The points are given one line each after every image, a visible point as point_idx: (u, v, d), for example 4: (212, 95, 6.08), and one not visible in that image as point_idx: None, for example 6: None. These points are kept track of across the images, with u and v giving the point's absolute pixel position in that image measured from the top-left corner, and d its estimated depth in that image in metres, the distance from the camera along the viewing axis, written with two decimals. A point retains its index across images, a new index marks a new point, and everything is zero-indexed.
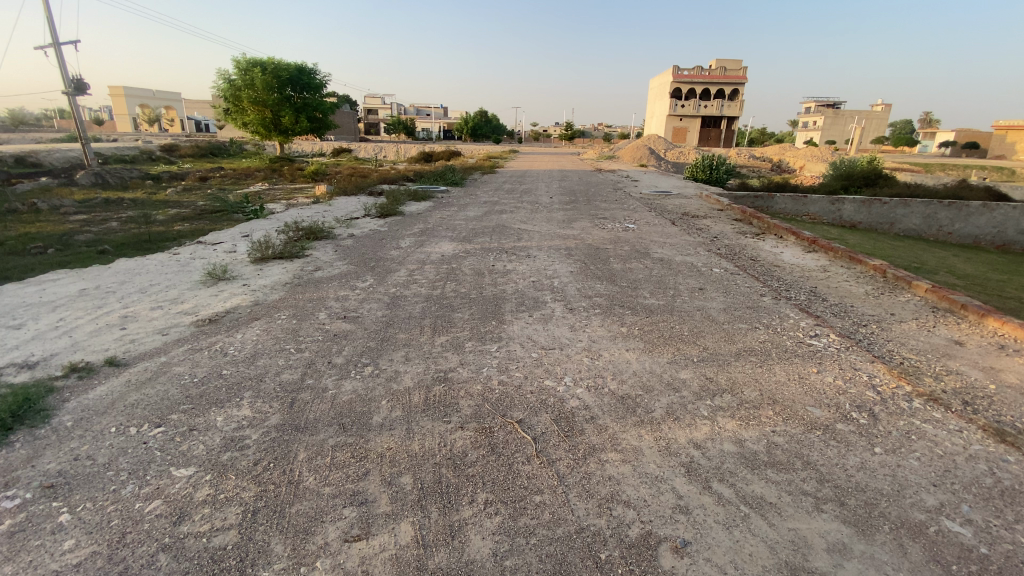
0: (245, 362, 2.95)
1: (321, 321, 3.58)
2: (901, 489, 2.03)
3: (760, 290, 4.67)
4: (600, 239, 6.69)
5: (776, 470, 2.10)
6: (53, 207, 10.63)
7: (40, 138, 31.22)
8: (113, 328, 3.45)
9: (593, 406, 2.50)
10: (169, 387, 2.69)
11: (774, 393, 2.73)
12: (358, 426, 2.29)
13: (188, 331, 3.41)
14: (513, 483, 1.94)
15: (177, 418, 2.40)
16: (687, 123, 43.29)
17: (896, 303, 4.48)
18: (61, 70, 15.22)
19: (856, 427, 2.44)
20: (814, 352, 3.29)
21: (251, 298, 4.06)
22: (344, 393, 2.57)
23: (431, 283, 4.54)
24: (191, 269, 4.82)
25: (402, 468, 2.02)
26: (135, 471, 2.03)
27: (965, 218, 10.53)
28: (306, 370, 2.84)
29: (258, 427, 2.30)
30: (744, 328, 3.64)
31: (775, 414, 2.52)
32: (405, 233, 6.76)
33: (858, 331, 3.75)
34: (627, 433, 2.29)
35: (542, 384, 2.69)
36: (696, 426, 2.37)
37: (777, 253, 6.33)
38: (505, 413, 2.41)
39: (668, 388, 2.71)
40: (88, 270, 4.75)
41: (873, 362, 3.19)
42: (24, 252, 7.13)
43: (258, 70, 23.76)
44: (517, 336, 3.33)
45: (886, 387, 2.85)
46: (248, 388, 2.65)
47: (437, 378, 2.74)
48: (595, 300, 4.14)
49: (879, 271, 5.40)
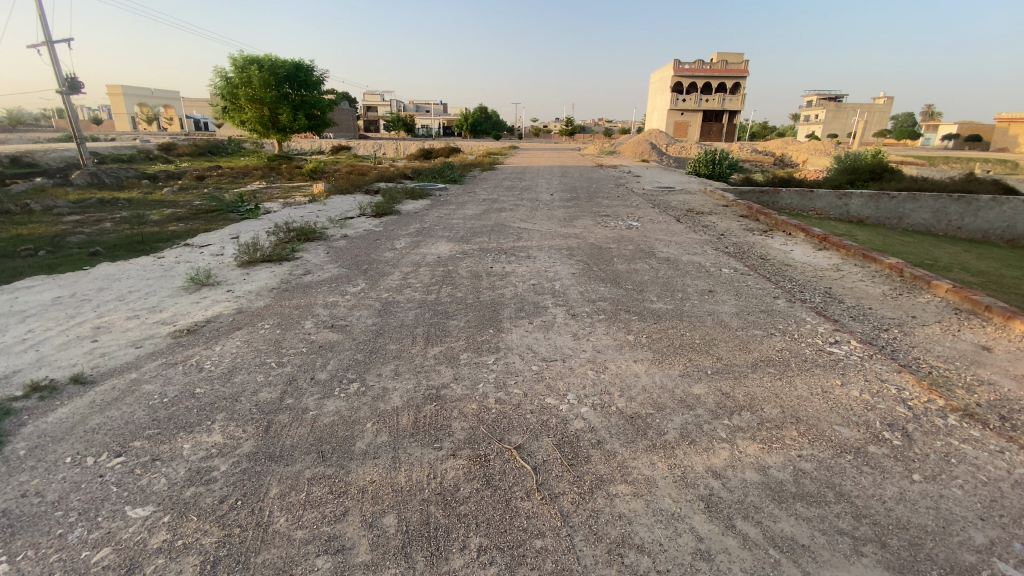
0: (221, 379, 2.72)
1: (306, 331, 3.34)
2: (947, 524, 1.79)
3: (773, 291, 4.43)
4: (603, 238, 6.44)
5: (807, 504, 1.86)
6: (46, 207, 10.42)
7: (39, 137, 31.27)
8: (84, 341, 3.22)
9: (600, 428, 2.27)
10: (135, 408, 2.46)
11: (796, 410, 2.49)
12: (338, 455, 2.07)
13: (163, 344, 3.18)
14: (511, 524, 1.71)
15: (140, 446, 2.18)
16: (689, 118, 42.85)
17: (915, 305, 4.24)
18: (55, 68, 15.04)
19: (890, 450, 2.20)
20: (836, 361, 3.05)
21: (234, 306, 3.83)
22: (327, 415, 2.35)
23: (426, 287, 4.31)
24: (174, 274, 4.58)
25: (385, 506, 1.79)
26: (86, 511, 1.81)
27: (975, 212, 10.26)
28: (286, 388, 2.61)
29: (228, 455, 2.08)
30: (759, 334, 3.41)
31: (799, 435, 2.29)
32: (401, 233, 6.52)
33: (880, 337, 3.51)
34: (637, 461, 2.06)
35: (542, 402, 2.46)
36: (714, 452, 2.14)
37: (786, 252, 6.08)
38: (503, 437, 2.18)
39: (680, 405, 2.48)
40: (66, 276, 4.53)
41: (899, 372, 2.95)
42: (12, 254, 6.92)
43: (255, 68, 23.47)
44: (515, 346, 3.10)
45: (917, 401, 2.61)
46: (221, 409, 2.42)
47: (428, 396, 2.51)
48: (599, 305, 3.90)
49: (895, 270, 5.14)
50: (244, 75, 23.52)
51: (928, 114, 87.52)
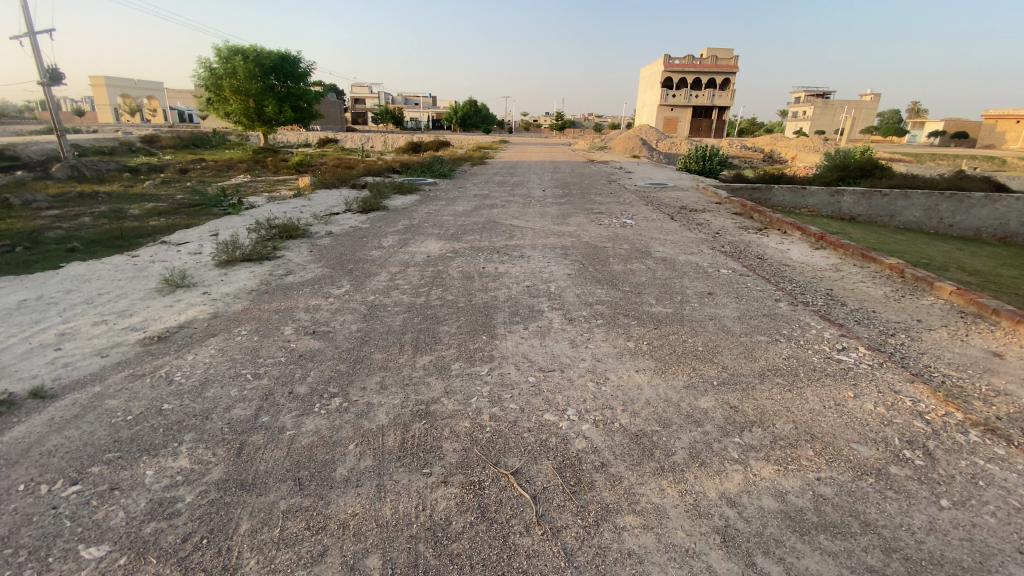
0: (191, 394, 2.50)
1: (285, 338, 3.14)
2: (984, 559, 1.64)
3: (774, 294, 4.28)
4: (597, 236, 6.27)
5: (831, 536, 1.71)
6: (24, 201, 10.02)
7: (20, 130, 30.52)
8: (46, 349, 2.95)
9: (603, 448, 2.10)
10: (97, 427, 2.24)
11: (810, 426, 2.34)
12: (317, 483, 1.88)
13: (132, 352, 2.95)
14: (509, 565, 1.54)
15: (98, 472, 1.96)
16: (679, 114, 42.82)
17: (919, 308, 4.13)
18: (37, 58, 14.52)
19: (912, 471, 2.07)
20: (846, 371, 2.90)
21: (210, 309, 3.60)
22: (305, 435, 2.16)
23: (415, 289, 4.11)
24: (148, 275, 4.33)
25: (369, 545, 1.61)
26: (37, 549, 1.60)
27: (966, 209, 10.25)
28: (261, 404, 2.40)
29: (194, 484, 1.88)
30: (763, 340, 3.26)
31: (816, 455, 2.13)
32: (389, 231, 6.30)
33: (887, 343, 3.38)
34: (645, 487, 1.89)
35: (539, 418, 2.29)
36: (728, 475, 1.97)
37: (783, 252, 5.96)
38: (497, 460, 2.00)
39: (687, 421, 2.31)
40: (33, 275, 4.25)
41: (912, 382, 2.81)
42: None
43: (240, 58, 22.90)
44: (510, 355, 2.92)
45: (935, 415, 2.48)
46: (190, 428, 2.22)
47: (416, 413, 2.32)
48: (597, 309, 3.72)
49: (896, 270, 5.03)
50: (228, 66, 22.99)
51: (914, 111, 88.47)
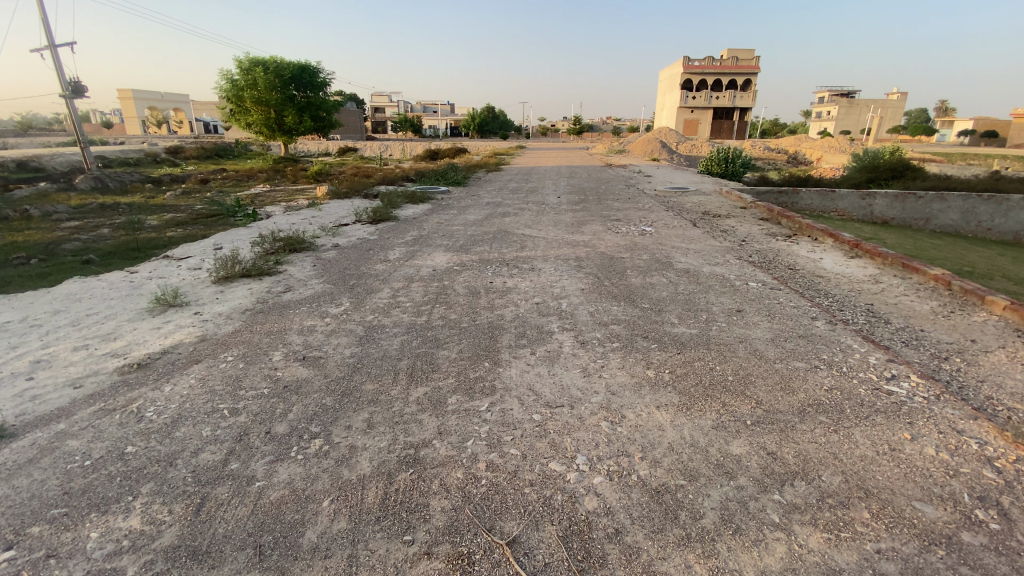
0: (160, 434, 2.26)
1: (272, 366, 2.89)
2: None
3: (811, 311, 3.90)
4: (614, 246, 5.94)
5: None
6: (46, 213, 10.08)
7: (48, 141, 31.22)
8: (17, 379, 2.76)
9: (617, 510, 1.78)
10: (48, 475, 2.01)
11: (861, 479, 1.99)
12: (281, 553, 1.61)
13: (107, 382, 2.74)
14: None
15: (37, 534, 1.72)
16: (699, 115, 42.01)
17: (972, 326, 3.70)
18: (59, 71, 14.76)
19: (988, 539, 1.70)
20: (899, 406, 2.52)
21: (198, 332, 3.39)
22: (275, 488, 1.90)
23: (417, 307, 3.85)
24: (141, 294, 4.15)
25: None
26: None
27: (1005, 212, 9.47)
28: (233, 447, 2.15)
29: (140, 552, 1.63)
30: (802, 368, 2.90)
31: (872, 518, 1.79)
32: (396, 242, 6.06)
33: (941, 369, 2.99)
34: (667, 562, 1.58)
35: (544, 469, 1.99)
36: (767, 547, 1.64)
37: (816, 261, 5.55)
38: (492, 525, 1.71)
39: (717, 473, 1.98)
40: (24, 294, 4.10)
41: (976, 419, 2.42)
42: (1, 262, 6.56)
43: (261, 70, 23.13)
44: (514, 386, 2.63)
45: (1005, 461, 2.10)
46: (149, 478, 1.97)
47: (403, 459, 2.04)
48: (612, 329, 3.41)
49: (941, 281, 4.59)
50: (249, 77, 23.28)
51: (944, 109, 85.78)
